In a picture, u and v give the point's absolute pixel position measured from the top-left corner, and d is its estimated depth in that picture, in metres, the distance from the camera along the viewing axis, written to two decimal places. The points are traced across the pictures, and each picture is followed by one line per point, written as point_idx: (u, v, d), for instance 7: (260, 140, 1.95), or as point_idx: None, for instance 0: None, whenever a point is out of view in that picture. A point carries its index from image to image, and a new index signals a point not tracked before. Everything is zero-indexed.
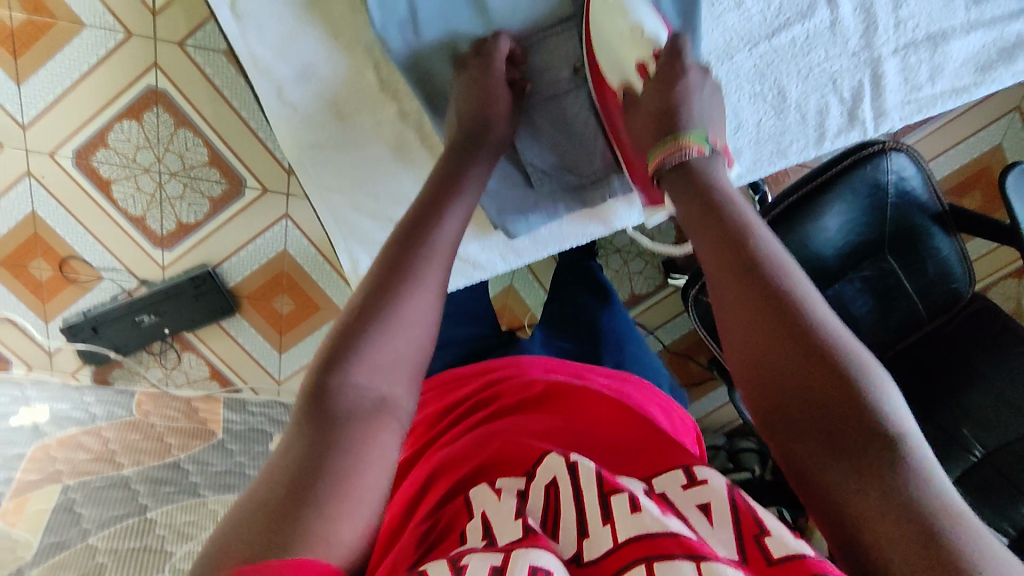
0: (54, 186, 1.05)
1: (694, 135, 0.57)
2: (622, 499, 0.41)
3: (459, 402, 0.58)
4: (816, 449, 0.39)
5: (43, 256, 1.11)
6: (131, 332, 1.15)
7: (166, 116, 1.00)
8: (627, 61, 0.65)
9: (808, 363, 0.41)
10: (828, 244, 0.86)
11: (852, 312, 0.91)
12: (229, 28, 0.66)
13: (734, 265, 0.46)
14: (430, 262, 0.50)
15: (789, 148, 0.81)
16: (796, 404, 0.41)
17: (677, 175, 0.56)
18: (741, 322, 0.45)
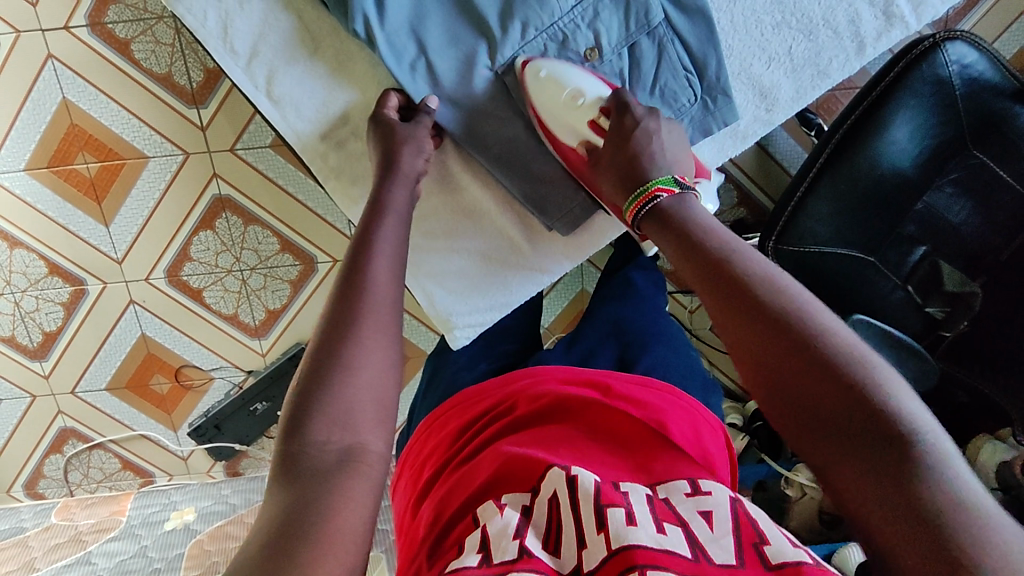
0: (154, 307, 1.15)
1: (661, 179, 0.58)
2: (618, 513, 0.43)
3: (479, 418, 0.61)
4: (849, 468, 0.39)
5: (160, 371, 1.21)
6: (248, 422, 1.22)
7: (235, 219, 1.08)
8: (578, 122, 0.69)
9: (829, 382, 0.40)
10: (900, 155, 0.83)
11: (949, 221, 0.87)
12: (274, 114, 0.72)
13: (724, 292, 0.47)
14: (375, 305, 0.52)
15: (831, 66, 0.77)
16: (822, 421, 0.40)
17: (652, 220, 0.57)
18: (748, 350, 0.44)
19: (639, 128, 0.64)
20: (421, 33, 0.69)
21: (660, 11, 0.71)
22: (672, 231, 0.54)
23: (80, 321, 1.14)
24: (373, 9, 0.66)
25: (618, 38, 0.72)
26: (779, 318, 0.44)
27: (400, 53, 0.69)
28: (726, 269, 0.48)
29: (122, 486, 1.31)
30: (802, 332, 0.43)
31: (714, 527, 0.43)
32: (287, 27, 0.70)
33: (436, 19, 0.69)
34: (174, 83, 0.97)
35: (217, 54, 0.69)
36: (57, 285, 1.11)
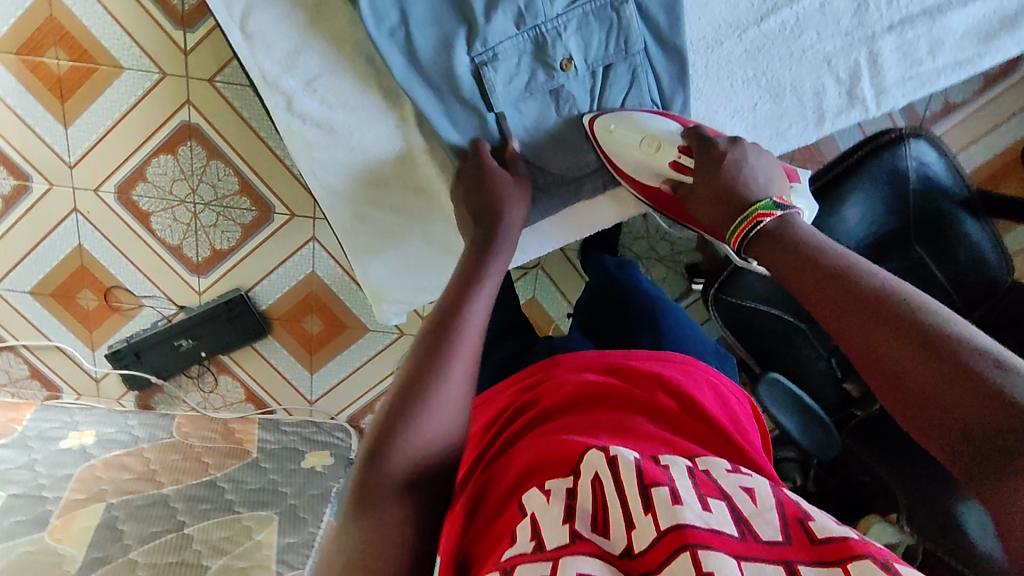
0: (98, 220, 1.12)
1: (762, 205, 0.59)
2: (662, 491, 0.39)
3: (501, 414, 0.58)
4: (979, 462, 0.38)
5: (89, 286, 1.17)
6: (171, 355, 1.20)
7: (199, 149, 1.06)
8: (659, 163, 0.72)
9: (950, 376, 0.39)
10: (849, 235, 0.86)
11: None
12: (239, 46, 0.69)
13: (830, 287, 0.48)
14: (470, 341, 0.53)
15: (789, 131, 0.80)
16: (951, 420, 0.39)
17: (762, 247, 0.57)
18: (853, 342, 0.45)
19: (726, 157, 0.65)
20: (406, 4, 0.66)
21: (641, 39, 0.72)
22: (786, 248, 0.54)
23: (18, 217, 1.11)
24: None
25: (595, 56, 0.72)
26: (886, 304, 0.44)
27: (380, 17, 0.66)
28: (826, 267, 0.50)
29: (26, 395, 1.26)
30: (904, 316, 0.43)
31: (757, 502, 0.40)
32: None
33: None
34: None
35: None
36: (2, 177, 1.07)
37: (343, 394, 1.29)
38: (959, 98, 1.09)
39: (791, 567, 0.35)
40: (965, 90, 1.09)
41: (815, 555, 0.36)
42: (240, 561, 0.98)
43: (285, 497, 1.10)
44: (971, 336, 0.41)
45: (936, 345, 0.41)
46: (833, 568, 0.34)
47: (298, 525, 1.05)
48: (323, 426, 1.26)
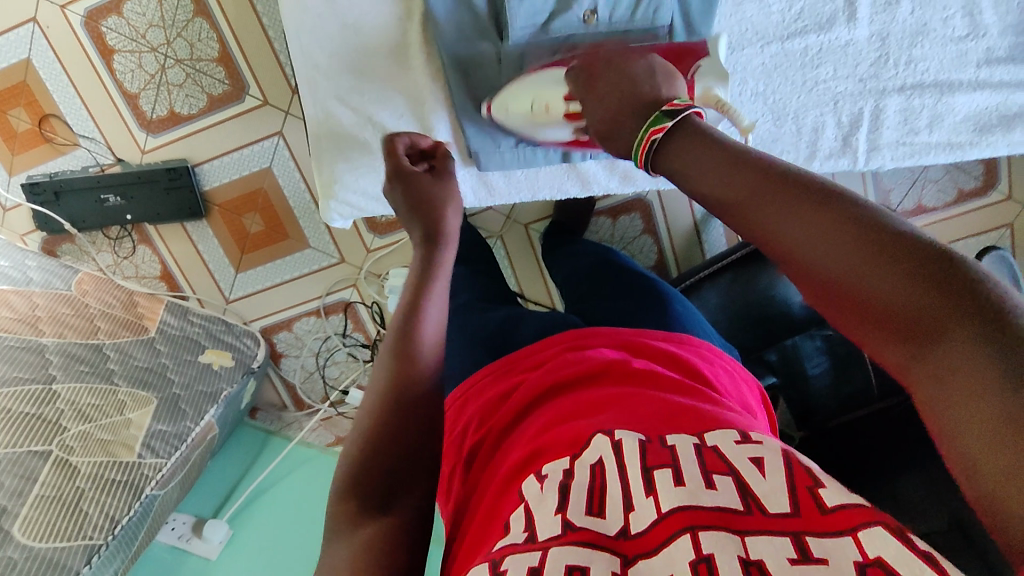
0: (55, 39, 1.03)
1: (650, 120, 0.49)
2: (666, 472, 0.36)
3: (510, 388, 0.53)
4: (931, 380, 0.34)
5: (25, 106, 1.07)
6: (92, 208, 1.11)
7: (186, 2, 1.01)
8: (552, 117, 0.66)
9: (889, 271, 0.35)
10: (797, 297, 0.97)
11: (806, 370, 0.96)
12: None
13: (753, 177, 0.42)
14: (425, 351, 0.50)
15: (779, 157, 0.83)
16: (892, 325, 0.35)
17: (675, 151, 0.46)
18: (785, 245, 0.40)
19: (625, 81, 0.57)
20: None
21: (668, 19, 0.70)
22: (692, 141, 0.46)
23: None
24: None
25: (621, 17, 0.69)
26: (822, 197, 0.39)
27: None
28: (750, 157, 0.43)
29: None
30: (842, 210, 0.38)
31: (766, 473, 0.36)
32: None
33: None
34: None
35: None
36: None
37: (264, 302, 1.22)
38: (933, 203, 1.14)
39: (800, 540, 0.32)
40: (939, 198, 1.14)
41: (827, 527, 0.32)
42: (103, 432, 0.93)
43: (171, 385, 1.04)
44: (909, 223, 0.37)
45: (871, 234, 0.36)
46: (843, 537, 0.31)
47: (176, 416, 1.02)
48: (233, 328, 1.17)
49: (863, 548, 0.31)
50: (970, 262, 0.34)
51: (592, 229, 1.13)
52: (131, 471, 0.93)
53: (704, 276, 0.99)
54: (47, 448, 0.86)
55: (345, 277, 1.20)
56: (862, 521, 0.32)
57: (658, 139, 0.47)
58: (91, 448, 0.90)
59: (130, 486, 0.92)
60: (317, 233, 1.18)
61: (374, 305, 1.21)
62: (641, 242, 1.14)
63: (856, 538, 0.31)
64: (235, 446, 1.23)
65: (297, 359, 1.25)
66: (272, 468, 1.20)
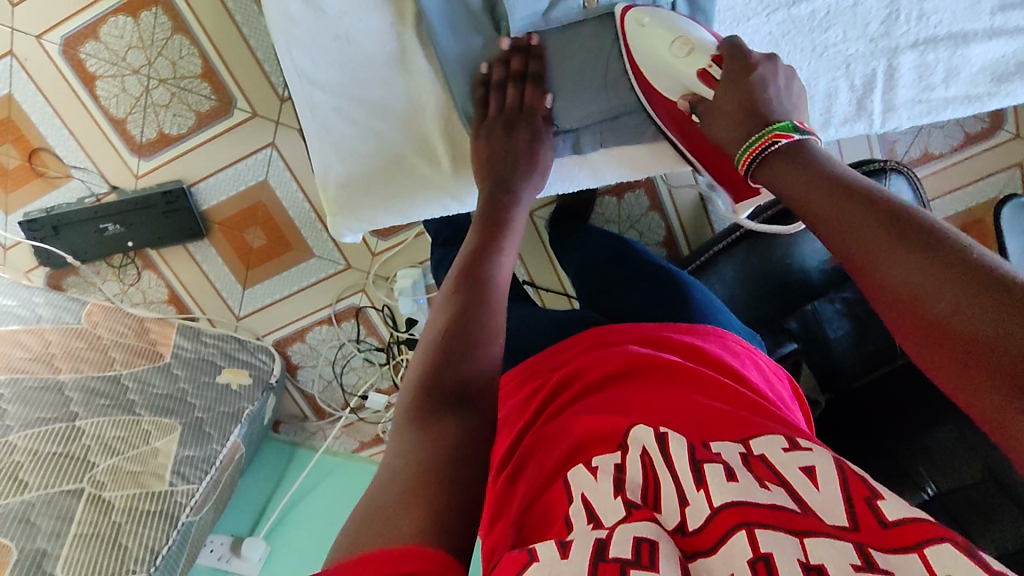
0: (35, 70, 1.01)
1: (779, 125, 0.56)
2: (717, 467, 0.36)
3: (539, 389, 0.52)
4: (982, 381, 0.35)
5: (13, 142, 1.05)
6: (92, 238, 1.10)
7: (164, 19, 0.99)
8: (687, 73, 0.66)
9: (979, 296, 0.36)
10: (815, 259, 0.96)
11: (827, 333, 0.95)
12: None
13: (845, 199, 0.46)
14: (494, 307, 0.51)
15: None
16: (947, 330, 0.37)
17: (786, 159, 0.53)
18: (861, 251, 0.43)
19: (756, 73, 0.61)
20: None
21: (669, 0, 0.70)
22: (805, 172, 0.51)
23: None
24: None
25: None
26: (899, 215, 0.42)
27: None
28: (847, 183, 0.47)
29: None
30: (916, 228, 0.41)
31: (820, 485, 0.35)
32: None
33: None
34: None
35: None
36: None
37: (275, 315, 1.21)
38: (940, 149, 1.12)
39: (864, 551, 0.31)
40: (946, 143, 1.12)
41: (891, 543, 0.32)
42: (132, 464, 0.94)
43: (193, 410, 1.04)
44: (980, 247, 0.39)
45: (943, 248, 0.39)
46: (907, 556, 0.31)
47: (202, 440, 1.01)
48: (246, 345, 1.14)
49: (930, 566, 0.30)
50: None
51: (598, 211, 1.11)
52: (165, 500, 0.93)
53: (716, 252, 0.98)
54: (79, 486, 0.87)
55: (353, 283, 1.18)
56: (930, 536, 0.31)
57: (782, 143, 0.55)
58: (121, 482, 0.91)
59: (167, 514, 0.92)
60: (320, 241, 1.16)
61: (386, 308, 1.20)
62: (648, 220, 1.13)
63: (923, 557, 0.30)
64: (262, 461, 1.24)
65: (314, 369, 1.24)
66: (301, 479, 1.21)
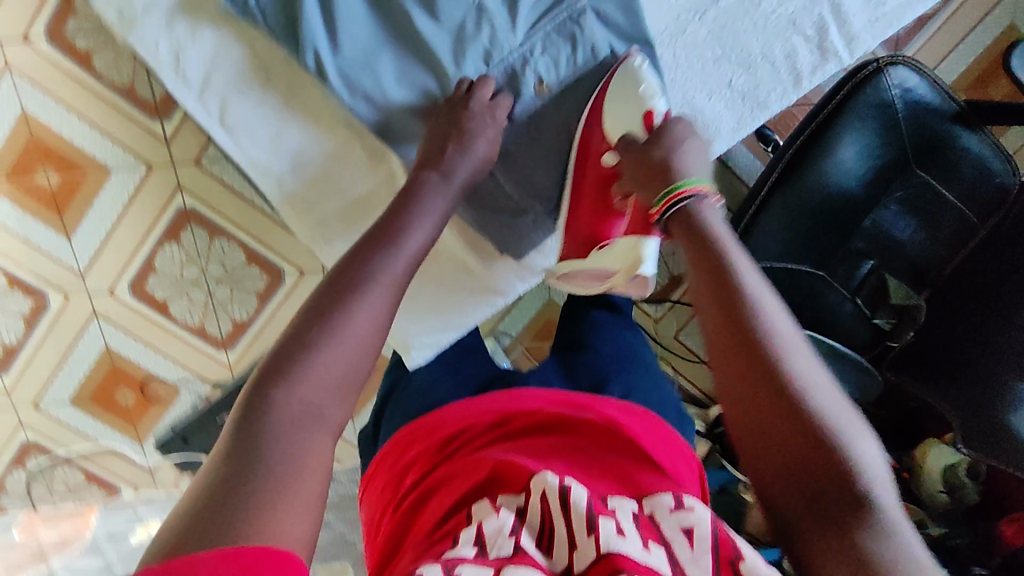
0: (120, 319, 1.13)
1: (691, 180, 0.59)
2: (609, 523, 0.43)
3: (456, 434, 0.57)
4: (809, 515, 0.43)
5: (125, 383, 1.19)
6: (213, 432, 1.18)
7: (202, 232, 1.09)
8: (635, 115, 0.69)
9: (806, 456, 0.44)
10: (847, 175, 0.87)
11: (895, 237, 0.93)
12: (226, 141, 0.73)
13: (774, 301, 0.51)
14: (383, 281, 0.53)
15: (769, 98, 0.85)
16: (782, 461, 0.46)
17: (686, 224, 0.58)
18: (728, 380, 0.49)
19: (677, 131, 0.64)
20: (377, 70, 0.71)
21: (607, 49, 0.75)
22: (742, 252, 0.54)
23: (41, 336, 1.11)
24: (325, 45, 0.68)
25: (566, 74, 0.76)
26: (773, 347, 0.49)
27: (356, 88, 0.71)
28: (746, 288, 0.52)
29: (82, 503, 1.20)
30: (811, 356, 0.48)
31: (695, 545, 0.42)
32: (240, 59, 0.71)
33: (388, 60, 0.71)
34: (133, 91, 0.98)
35: (169, 83, 0.70)
36: (18, 299, 1.08)
37: None
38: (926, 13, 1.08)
39: None
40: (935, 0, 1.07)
41: None
42: None
43: None
44: (822, 390, 0.47)
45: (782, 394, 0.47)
46: None
47: None
48: None
49: None
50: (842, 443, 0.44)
51: None
52: None
53: None
54: None
55: None
56: None
57: (686, 201, 0.58)
58: None
59: None
60: None
61: None
62: None
63: None
64: None
65: None
66: None
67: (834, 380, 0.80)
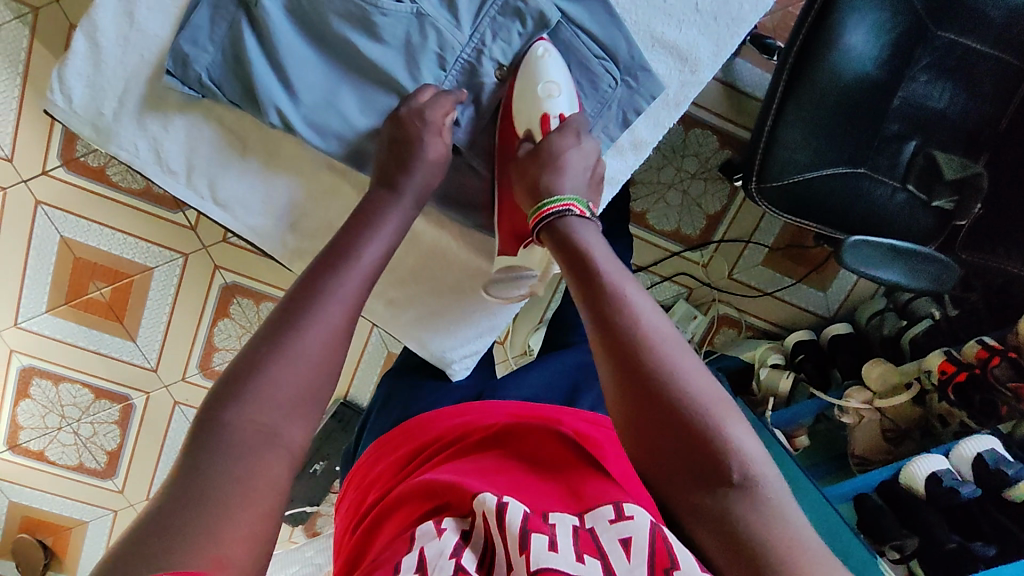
0: (199, 403, 1.18)
1: (565, 197, 0.58)
2: (542, 538, 0.38)
3: (427, 445, 0.55)
4: (692, 498, 0.41)
5: None
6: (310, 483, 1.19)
7: (247, 302, 1.12)
8: (529, 114, 0.66)
9: (686, 444, 0.42)
10: (860, 60, 0.80)
11: (933, 107, 0.85)
12: (218, 215, 0.68)
13: (600, 303, 0.49)
14: (341, 293, 0.50)
15: (744, 10, 0.71)
16: (670, 446, 0.42)
17: (554, 234, 0.56)
18: (606, 362, 0.46)
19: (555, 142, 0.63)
20: (339, 105, 0.64)
21: (556, 11, 0.67)
22: (570, 262, 0.53)
23: (135, 435, 1.18)
24: (284, 98, 0.62)
25: (519, 51, 0.67)
26: (637, 333, 0.46)
27: (322, 129, 0.64)
28: (601, 284, 0.50)
29: None
30: (659, 348, 0.45)
31: (631, 555, 0.38)
32: (212, 136, 0.66)
33: (349, 91, 0.64)
34: (154, 194, 1.04)
35: (156, 177, 0.66)
36: (106, 406, 1.16)
37: None
38: None
39: None
40: None
41: None
42: None
43: None
44: (686, 377, 0.44)
45: (640, 382, 0.44)
46: None
47: None
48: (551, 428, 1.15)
49: None
50: (719, 431, 0.42)
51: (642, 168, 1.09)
52: None
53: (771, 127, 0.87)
54: None
55: None
56: None
57: (557, 213, 0.57)
58: None
59: None
60: None
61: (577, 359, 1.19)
62: (690, 139, 1.09)
63: None
64: None
65: None
66: None
67: (900, 280, 0.75)
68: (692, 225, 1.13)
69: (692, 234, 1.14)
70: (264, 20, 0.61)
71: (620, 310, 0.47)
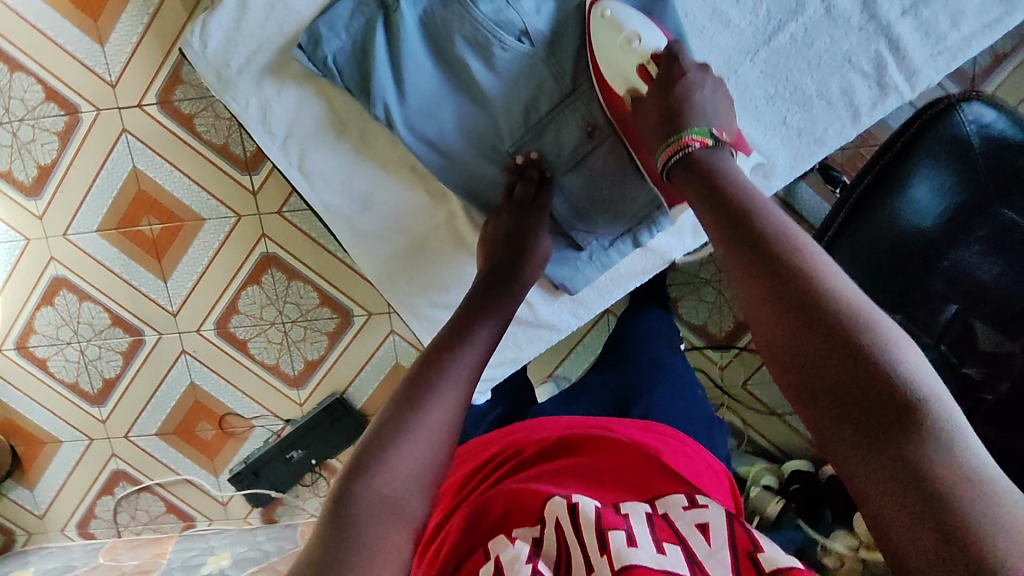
0: (204, 356, 1.20)
1: (695, 130, 0.58)
2: (619, 535, 0.43)
3: (485, 465, 0.60)
4: (853, 440, 0.37)
5: (205, 418, 1.24)
6: (285, 469, 1.23)
7: (280, 275, 1.15)
8: (626, 67, 0.65)
9: (850, 372, 0.38)
10: (923, 214, 0.83)
11: (980, 279, 0.83)
12: (299, 182, 0.74)
13: (747, 242, 0.47)
14: (459, 372, 0.53)
15: (826, 134, 0.79)
16: (829, 381, 0.39)
17: (688, 172, 0.56)
18: (755, 296, 0.44)
19: (684, 80, 0.62)
20: (438, 117, 0.70)
21: None
22: (707, 202, 0.52)
23: (136, 371, 1.21)
24: (393, 97, 0.68)
25: None
26: (792, 261, 0.44)
27: (418, 132, 0.70)
28: (752, 224, 0.48)
29: (166, 528, 1.32)
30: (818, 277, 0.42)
31: (711, 540, 0.44)
32: (319, 112, 0.72)
33: (449, 106, 0.70)
34: (230, 152, 1.08)
35: (256, 135, 0.72)
36: (118, 335, 1.19)
37: None
38: (1009, 47, 1.02)
39: None
40: (1013, 37, 1.02)
41: None
42: None
43: None
44: (851, 303, 0.41)
45: (797, 309, 0.41)
46: None
47: None
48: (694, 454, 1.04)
49: None
50: (890, 354, 0.38)
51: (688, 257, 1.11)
52: None
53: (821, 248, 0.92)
54: None
55: None
56: None
57: (693, 147, 0.57)
58: None
59: None
60: None
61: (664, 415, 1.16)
62: None
63: None
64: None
65: None
66: None
67: None
68: (720, 325, 1.15)
69: (716, 333, 1.15)
70: (398, 24, 0.65)
71: (772, 243, 0.45)
